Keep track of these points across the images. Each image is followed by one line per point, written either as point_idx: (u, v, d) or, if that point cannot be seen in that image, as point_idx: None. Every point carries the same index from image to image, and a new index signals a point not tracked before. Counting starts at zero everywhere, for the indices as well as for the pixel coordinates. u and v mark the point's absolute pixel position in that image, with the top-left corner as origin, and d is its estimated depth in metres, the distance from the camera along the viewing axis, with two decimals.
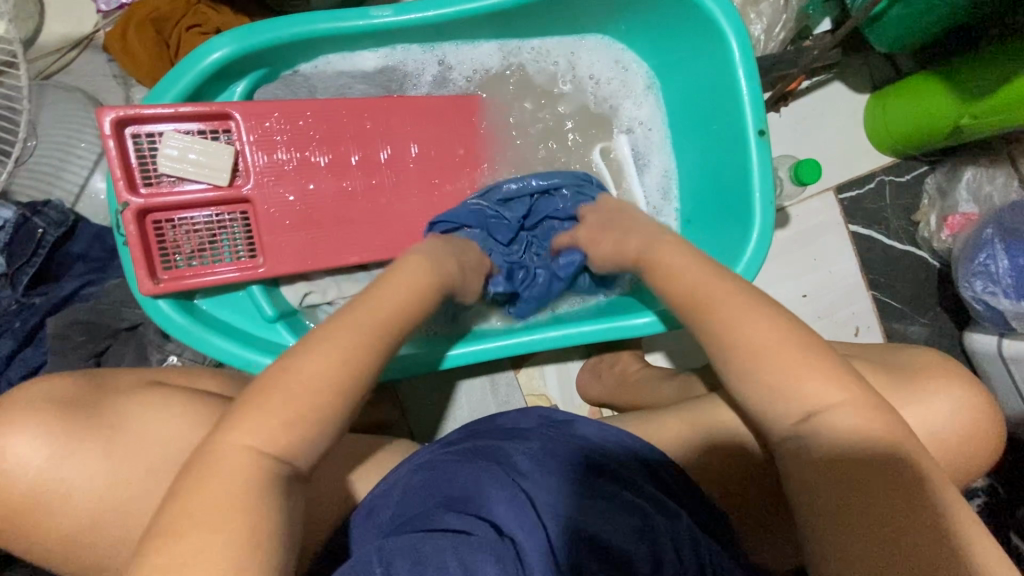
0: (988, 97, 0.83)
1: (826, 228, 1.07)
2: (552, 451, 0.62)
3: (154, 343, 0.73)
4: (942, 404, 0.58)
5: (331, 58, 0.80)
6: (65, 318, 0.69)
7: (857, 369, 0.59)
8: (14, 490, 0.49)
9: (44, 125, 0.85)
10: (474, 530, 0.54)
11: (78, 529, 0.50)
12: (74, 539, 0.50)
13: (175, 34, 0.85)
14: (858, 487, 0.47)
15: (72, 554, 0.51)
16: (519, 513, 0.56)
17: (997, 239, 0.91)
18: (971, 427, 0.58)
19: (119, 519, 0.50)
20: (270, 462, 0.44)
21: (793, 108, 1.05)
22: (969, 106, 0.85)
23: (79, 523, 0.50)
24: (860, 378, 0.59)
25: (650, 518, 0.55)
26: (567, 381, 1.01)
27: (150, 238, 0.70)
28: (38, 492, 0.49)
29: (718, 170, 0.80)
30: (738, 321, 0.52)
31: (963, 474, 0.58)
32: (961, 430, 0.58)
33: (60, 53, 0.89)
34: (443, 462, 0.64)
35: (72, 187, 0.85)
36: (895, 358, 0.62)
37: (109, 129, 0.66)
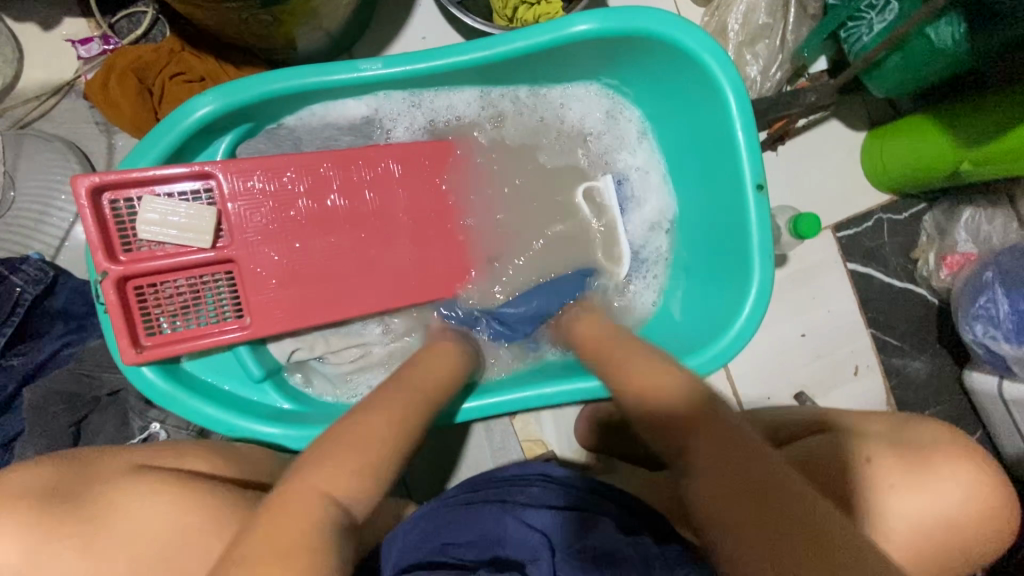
0: (986, 143, 0.81)
1: (825, 266, 1.05)
2: (558, 493, 0.65)
3: (137, 409, 0.71)
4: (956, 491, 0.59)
5: (316, 110, 0.78)
6: (43, 390, 0.67)
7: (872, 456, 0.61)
8: None
9: (23, 176, 0.83)
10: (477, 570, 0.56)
11: None
12: None
13: (158, 82, 0.82)
14: (737, 461, 0.47)
15: None
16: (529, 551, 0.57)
17: (997, 282, 0.89)
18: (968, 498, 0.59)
19: None
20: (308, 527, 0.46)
21: (789, 147, 1.04)
22: (967, 152, 0.84)
23: None
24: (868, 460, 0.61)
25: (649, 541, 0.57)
26: (564, 428, 0.99)
27: (131, 305, 0.68)
28: None
29: (715, 222, 0.78)
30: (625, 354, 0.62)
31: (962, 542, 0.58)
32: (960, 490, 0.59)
33: (39, 99, 0.87)
34: (448, 510, 0.66)
35: (52, 240, 0.83)
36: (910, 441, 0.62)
37: (85, 198, 0.64)
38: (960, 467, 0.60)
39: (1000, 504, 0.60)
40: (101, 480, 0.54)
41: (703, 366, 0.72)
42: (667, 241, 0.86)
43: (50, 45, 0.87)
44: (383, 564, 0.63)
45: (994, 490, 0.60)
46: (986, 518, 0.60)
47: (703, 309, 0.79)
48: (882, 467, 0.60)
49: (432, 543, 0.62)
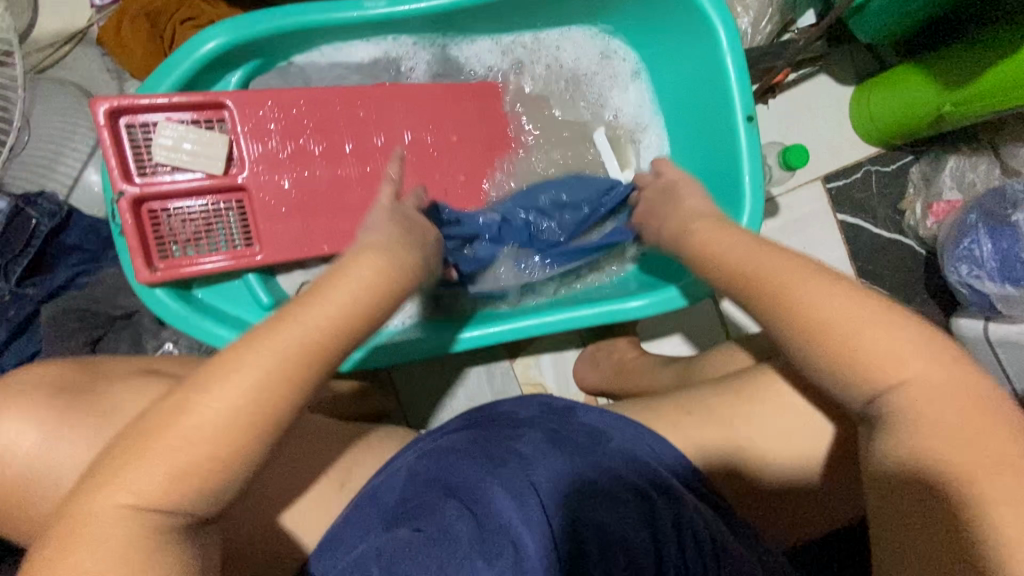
0: (967, 84, 0.84)
1: (815, 217, 1.08)
2: (559, 440, 0.63)
3: (150, 331, 0.75)
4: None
5: (324, 50, 0.81)
6: (62, 304, 0.70)
7: None
8: None
9: (37, 118, 0.85)
10: (467, 530, 0.56)
11: None
12: None
13: (169, 27, 0.84)
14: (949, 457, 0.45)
15: None
16: (521, 507, 0.57)
17: (980, 223, 0.92)
18: None
19: None
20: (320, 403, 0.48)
21: (780, 100, 1.07)
22: (949, 94, 0.87)
23: None
24: None
25: (652, 502, 0.57)
26: (563, 372, 1.02)
27: (145, 228, 0.70)
28: None
29: (710, 154, 0.82)
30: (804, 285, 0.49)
31: None
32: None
33: (53, 46, 0.89)
34: (448, 450, 0.64)
35: (65, 180, 0.85)
36: None
37: (103, 119, 0.66)
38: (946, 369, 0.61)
39: None
40: (108, 382, 0.58)
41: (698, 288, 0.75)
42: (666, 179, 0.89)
43: None
44: (381, 489, 0.62)
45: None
46: None
47: None
48: None
49: (430, 485, 0.61)
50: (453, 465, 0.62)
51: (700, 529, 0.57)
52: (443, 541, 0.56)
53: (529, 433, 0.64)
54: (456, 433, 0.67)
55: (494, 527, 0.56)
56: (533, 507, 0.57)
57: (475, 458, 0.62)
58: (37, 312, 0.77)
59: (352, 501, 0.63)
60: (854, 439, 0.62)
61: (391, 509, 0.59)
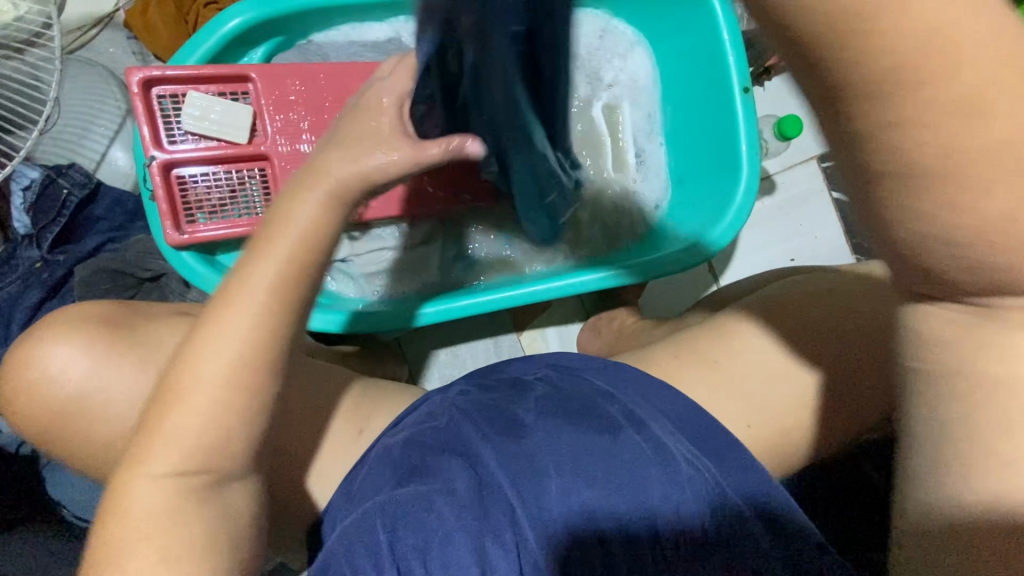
0: None
1: (810, 195, 1.12)
2: (561, 399, 0.65)
3: (176, 292, 0.78)
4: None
5: (342, 29, 0.85)
6: (92, 266, 0.74)
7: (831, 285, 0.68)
8: (58, 400, 0.53)
9: (67, 97, 0.89)
10: (463, 487, 0.58)
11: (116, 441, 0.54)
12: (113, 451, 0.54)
13: (194, 11, 0.89)
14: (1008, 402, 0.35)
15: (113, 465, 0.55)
16: (518, 471, 0.58)
17: None
18: None
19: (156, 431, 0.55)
20: None
21: (776, 83, 1.12)
22: None
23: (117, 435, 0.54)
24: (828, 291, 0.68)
25: (649, 465, 0.57)
26: (568, 344, 1.05)
27: (174, 193, 0.74)
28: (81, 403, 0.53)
29: (706, 127, 0.86)
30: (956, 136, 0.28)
31: None
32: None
33: (81, 30, 0.94)
34: (455, 412, 0.66)
35: (92, 155, 0.89)
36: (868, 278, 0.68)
37: (138, 88, 0.71)
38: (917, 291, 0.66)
39: None
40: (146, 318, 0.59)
41: (699, 253, 0.80)
42: (664, 152, 0.94)
43: None
44: (389, 447, 0.64)
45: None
46: None
47: (692, 214, 0.87)
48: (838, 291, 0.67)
49: (433, 445, 0.62)
50: (457, 423, 0.64)
51: (699, 483, 0.57)
52: (440, 495, 0.57)
53: (534, 393, 0.67)
54: (460, 394, 0.69)
55: (495, 480, 0.58)
56: (533, 462, 0.58)
57: (478, 418, 0.64)
58: (67, 275, 0.80)
59: (361, 457, 0.65)
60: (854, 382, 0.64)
61: (393, 462, 0.61)
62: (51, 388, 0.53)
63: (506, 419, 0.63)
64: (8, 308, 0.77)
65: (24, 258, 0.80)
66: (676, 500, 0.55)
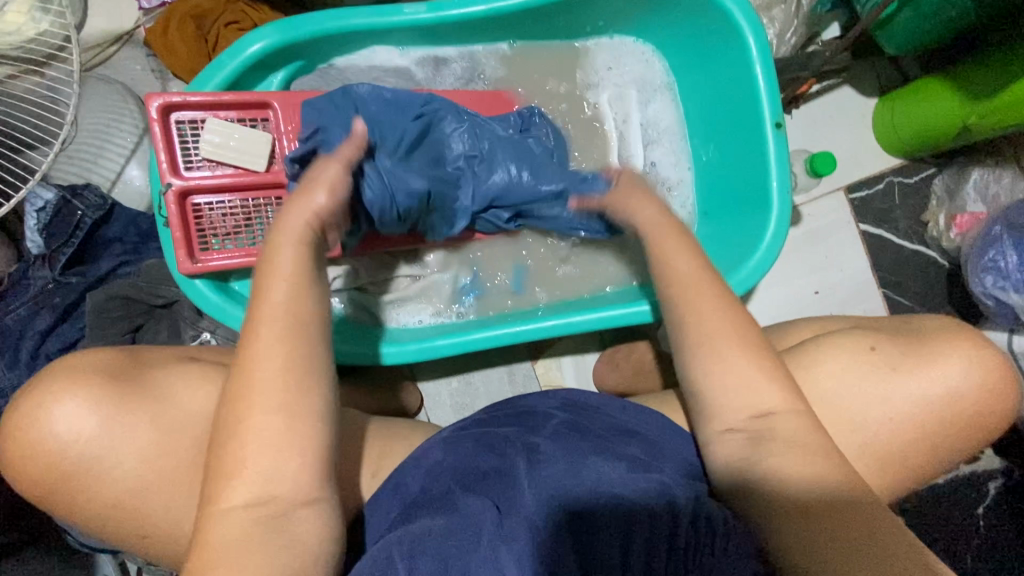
0: None
1: (838, 226, 1.09)
2: (580, 431, 0.66)
3: (188, 320, 0.77)
4: (954, 367, 0.63)
5: (361, 53, 0.83)
6: (104, 293, 0.73)
7: (876, 342, 0.66)
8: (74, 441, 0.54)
9: (85, 115, 0.88)
10: (484, 515, 0.58)
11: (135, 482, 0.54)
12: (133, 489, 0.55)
13: (214, 30, 0.88)
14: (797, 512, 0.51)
15: (130, 503, 0.56)
16: (539, 499, 0.59)
17: (1005, 235, 0.91)
18: (974, 400, 0.62)
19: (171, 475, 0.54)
20: None
21: (804, 110, 1.09)
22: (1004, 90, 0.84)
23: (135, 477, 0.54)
24: (872, 348, 0.66)
25: (670, 493, 0.59)
26: (584, 375, 1.02)
27: (189, 220, 0.73)
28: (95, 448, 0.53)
29: (733, 162, 0.84)
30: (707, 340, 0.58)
31: (961, 435, 0.63)
32: (977, 394, 0.63)
33: (101, 47, 0.93)
34: (475, 441, 0.67)
35: (108, 174, 0.88)
36: (911, 333, 0.67)
37: (156, 114, 0.70)
38: (959, 348, 0.64)
39: (1001, 410, 0.64)
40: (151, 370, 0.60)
41: None
42: (690, 173, 0.91)
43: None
44: (407, 478, 0.65)
45: (996, 375, 0.63)
46: (980, 386, 0.63)
47: (718, 248, 0.85)
48: (881, 352, 0.66)
49: (453, 474, 0.63)
50: (477, 454, 0.65)
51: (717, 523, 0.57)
52: (461, 527, 0.57)
53: (552, 422, 0.68)
54: (471, 427, 0.70)
55: (515, 516, 0.58)
56: (556, 491, 0.59)
57: (495, 448, 0.65)
58: (80, 300, 0.79)
59: (376, 491, 0.66)
60: (878, 439, 0.63)
61: (415, 498, 0.62)
62: (62, 438, 0.55)
63: (523, 447, 0.65)
64: (19, 331, 0.76)
65: (36, 281, 0.78)
66: (697, 536, 0.57)
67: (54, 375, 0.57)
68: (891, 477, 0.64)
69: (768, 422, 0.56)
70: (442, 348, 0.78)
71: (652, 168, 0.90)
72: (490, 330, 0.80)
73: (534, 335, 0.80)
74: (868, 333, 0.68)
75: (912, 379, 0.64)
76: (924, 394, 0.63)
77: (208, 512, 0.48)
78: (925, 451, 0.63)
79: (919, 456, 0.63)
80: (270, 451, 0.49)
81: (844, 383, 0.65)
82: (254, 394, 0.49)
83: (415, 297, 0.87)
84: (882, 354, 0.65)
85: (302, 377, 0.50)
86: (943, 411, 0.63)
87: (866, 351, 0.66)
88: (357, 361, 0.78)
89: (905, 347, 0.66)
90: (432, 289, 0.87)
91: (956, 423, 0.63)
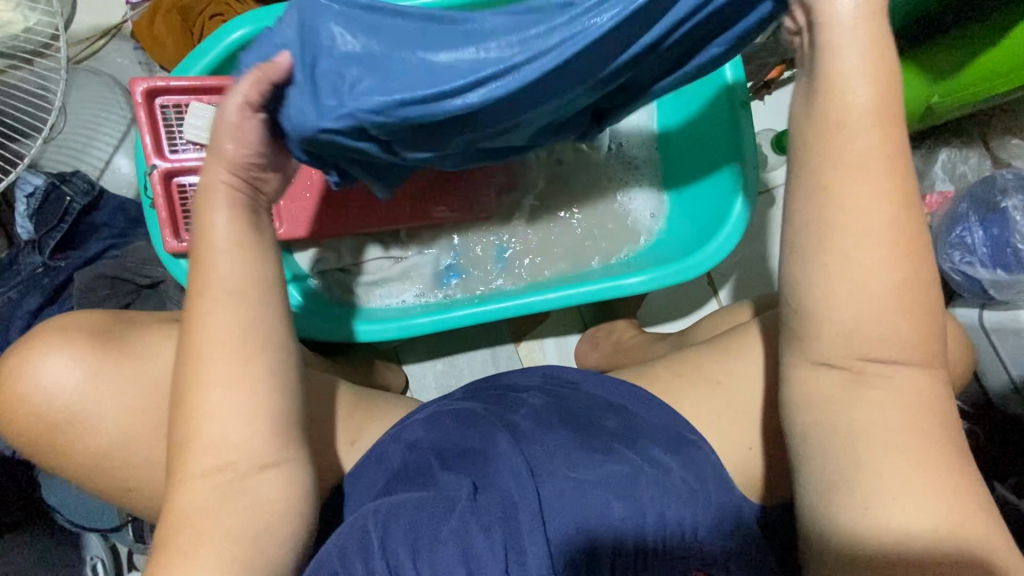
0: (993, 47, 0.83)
1: None
2: (559, 409, 0.68)
3: (174, 299, 0.79)
4: None
5: None
6: (92, 272, 0.76)
7: None
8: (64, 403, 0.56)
9: (73, 105, 0.91)
10: (462, 493, 0.60)
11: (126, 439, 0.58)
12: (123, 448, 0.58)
13: (198, 22, 0.91)
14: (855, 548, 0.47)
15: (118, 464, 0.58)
16: (516, 476, 0.61)
17: (971, 212, 0.94)
18: None
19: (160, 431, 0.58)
20: None
21: (776, 97, 1.12)
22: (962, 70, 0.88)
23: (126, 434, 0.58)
24: None
25: (641, 470, 0.61)
26: (566, 356, 1.04)
27: (174, 200, 0.75)
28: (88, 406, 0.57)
29: (705, 142, 0.87)
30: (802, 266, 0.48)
31: None
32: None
33: (89, 41, 0.96)
34: (456, 418, 0.69)
35: (97, 163, 0.90)
36: None
37: (140, 98, 0.72)
38: None
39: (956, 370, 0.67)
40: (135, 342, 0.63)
41: (696, 267, 0.80)
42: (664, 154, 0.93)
43: None
44: (388, 452, 0.67)
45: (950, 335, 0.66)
46: None
47: (690, 224, 0.88)
48: None
49: (432, 450, 0.65)
50: (458, 432, 0.66)
51: (684, 492, 0.60)
52: (440, 503, 0.59)
53: (529, 402, 0.70)
54: (451, 405, 0.72)
55: (493, 494, 0.60)
56: (534, 467, 0.62)
57: (474, 426, 0.67)
58: (68, 281, 0.81)
59: (358, 461, 0.69)
60: None
61: (397, 471, 0.64)
62: (51, 402, 0.57)
63: (501, 426, 0.66)
64: (9, 313, 0.78)
65: (26, 265, 0.81)
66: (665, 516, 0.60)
67: (40, 344, 0.59)
68: None
69: (879, 369, 0.48)
70: (420, 325, 0.80)
71: (627, 149, 0.93)
72: (467, 308, 0.82)
73: (511, 313, 0.82)
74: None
75: None
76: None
77: (200, 483, 0.51)
78: None
79: None
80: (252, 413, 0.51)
81: None
82: (223, 369, 0.51)
83: (398, 279, 0.89)
84: None
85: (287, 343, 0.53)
86: None
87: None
88: (340, 338, 0.80)
89: None
90: (414, 271, 0.89)
91: None
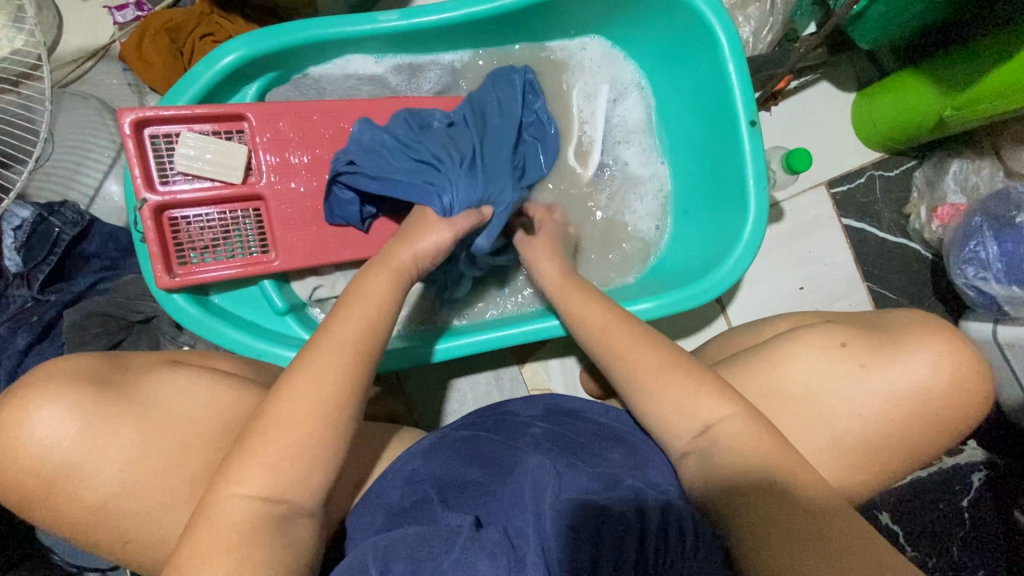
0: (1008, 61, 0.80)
1: (821, 221, 1.09)
2: (562, 434, 0.66)
3: (168, 335, 0.79)
4: (928, 361, 0.63)
5: (337, 62, 0.83)
6: (84, 310, 0.74)
7: (848, 339, 0.67)
8: (52, 456, 0.55)
9: (61, 131, 0.88)
10: (463, 526, 0.57)
11: (117, 493, 0.56)
12: (116, 501, 0.56)
13: (189, 43, 0.88)
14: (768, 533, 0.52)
15: (112, 516, 0.56)
16: (522, 510, 0.58)
17: (985, 226, 0.91)
18: (951, 393, 0.63)
19: (157, 481, 0.57)
20: (337, 408, 0.51)
21: (783, 107, 1.09)
22: (975, 83, 0.85)
23: (118, 488, 0.56)
24: (844, 345, 0.67)
25: (644, 498, 0.59)
26: (572, 377, 1.02)
27: (165, 234, 0.73)
28: (75, 458, 0.55)
29: (712, 162, 0.84)
30: (651, 383, 0.60)
31: (939, 427, 0.63)
32: (955, 388, 0.63)
33: (76, 63, 0.93)
34: (457, 450, 0.66)
35: (86, 190, 0.88)
36: (889, 328, 0.67)
37: (128, 130, 0.70)
38: (933, 341, 0.64)
39: (977, 403, 0.64)
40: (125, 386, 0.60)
41: (708, 290, 0.78)
42: (666, 173, 0.91)
43: (87, 12, 0.94)
44: (386, 486, 0.64)
45: (973, 368, 0.63)
46: (956, 381, 0.63)
47: (698, 243, 0.86)
48: (855, 347, 0.66)
49: (433, 482, 0.62)
50: (459, 464, 0.64)
51: (692, 523, 0.56)
52: (441, 535, 0.56)
53: (531, 430, 0.67)
54: (453, 433, 0.70)
55: (495, 528, 0.57)
56: (537, 499, 0.59)
57: (479, 458, 0.64)
58: (58, 317, 0.78)
59: (360, 499, 0.66)
60: (855, 433, 0.64)
61: (399, 506, 0.61)
62: (37, 453, 0.55)
63: (506, 457, 0.64)
64: None
65: (15, 299, 0.78)
66: (666, 538, 0.56)
67: (27, 391, 0.56)
68: (872, 471, 0.64)
69: (711, 435, 0.58)
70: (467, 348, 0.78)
71: (631, 166, 0.90)
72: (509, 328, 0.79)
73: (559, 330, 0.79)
74: (837, 330, 0.68)
75: (888, 374, 0.64)
76: (901, 389, 0.63)
77: (189, 532, 0.47)
78: (906, 443, 0.64)
79: (899, 449, 0.64)
80: (242, 470, 0.48)
81: (820, 377, 0.66)
82: None
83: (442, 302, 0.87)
84: (853, 351, 0.66)
85: (299, 386, 0.51)
86: (922, 407, 0.63)
87: (837, 349, 0.66)
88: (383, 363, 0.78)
89: (881, 342, 0.66)
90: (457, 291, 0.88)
91: (935, 416, 0.63)
